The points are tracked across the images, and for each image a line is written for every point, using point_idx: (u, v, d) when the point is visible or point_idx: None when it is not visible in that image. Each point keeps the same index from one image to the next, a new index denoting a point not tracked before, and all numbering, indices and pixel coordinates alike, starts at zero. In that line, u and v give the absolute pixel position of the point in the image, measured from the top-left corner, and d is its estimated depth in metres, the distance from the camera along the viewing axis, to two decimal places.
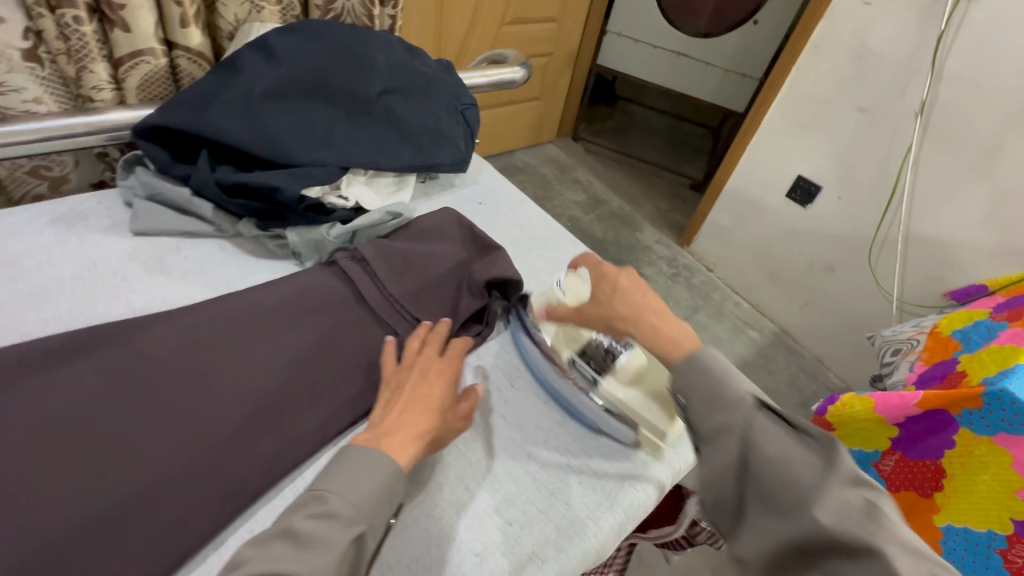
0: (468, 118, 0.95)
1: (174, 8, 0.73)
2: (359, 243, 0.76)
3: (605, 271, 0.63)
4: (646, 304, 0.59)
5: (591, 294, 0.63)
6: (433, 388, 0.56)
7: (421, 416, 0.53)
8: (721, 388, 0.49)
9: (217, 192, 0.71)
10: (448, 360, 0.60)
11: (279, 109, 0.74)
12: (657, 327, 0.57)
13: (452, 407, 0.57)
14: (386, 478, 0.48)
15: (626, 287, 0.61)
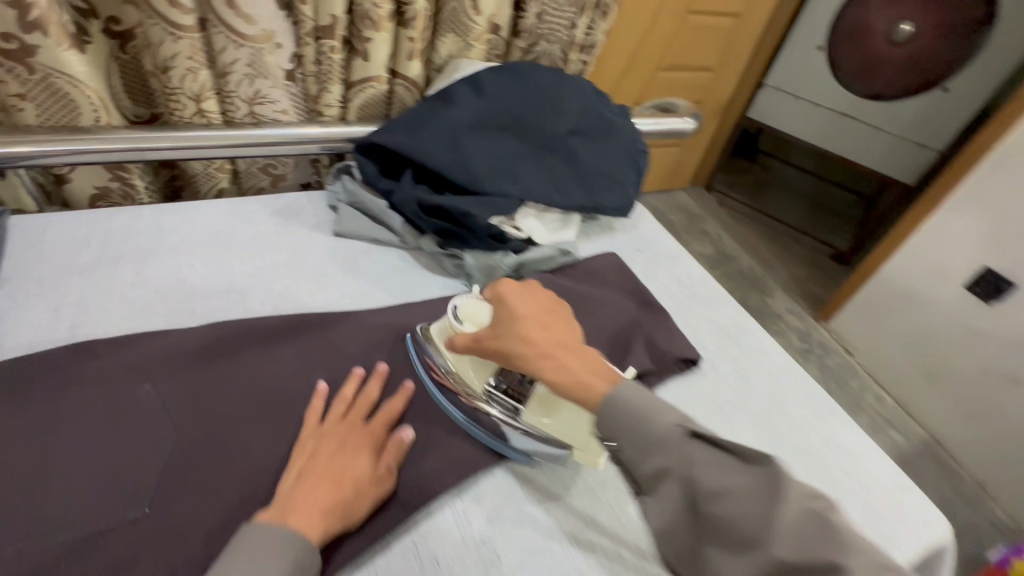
0: (640, 164, 0.94)
1: (407, 43, 0.82)
2: (528, 275, 0.78)
3: (502, 292, 0.59)
4: (548, 340, 0.54)
5: (495, 327, 0.57)
6: (354, 460, 0.52)
7: (325, 489, 0.49)
8: (646, 428, 0.45)
9: (415, 209, 0.77)
10: (371, 425, 0.56)
11: (477, 139, 0.79)
12: (580, 373, 0.52)
13: (371, 475, 0.52)
14: (297, 554, 0.44)
15: (522, 315, 0.57)
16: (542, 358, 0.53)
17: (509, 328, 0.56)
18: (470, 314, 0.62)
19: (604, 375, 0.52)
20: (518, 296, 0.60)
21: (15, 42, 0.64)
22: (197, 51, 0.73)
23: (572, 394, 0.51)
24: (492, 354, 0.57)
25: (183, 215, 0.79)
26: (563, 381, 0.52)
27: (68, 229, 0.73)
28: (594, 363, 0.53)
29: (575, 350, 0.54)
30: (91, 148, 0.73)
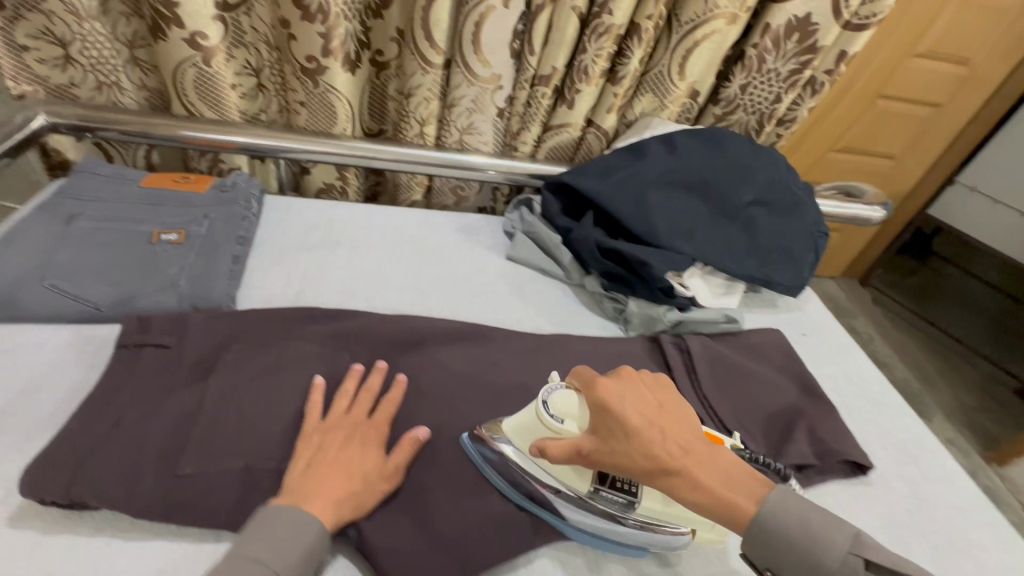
0: (820, 246, 0.89)
1: (611, 98, 0.88)
2: (688, 335, 0.78)
3: (601, 400, 0.49)
4: (674, 455, 0.47)
5: (603, 440, 0.48)
6: (361, 455, 0.53)
7: (339, 480, 0.50)
8: (797, 550, 0.45)
9: (591, 248, 0.80)
10: (374, 422, 0.56)
11: (662, 195, 0.81)
12: (687, 440, 0.49)
13: (381, 467, 0.53)
14: (309, 536, 0.46)
15: (637, 425, 0.47)
16: (668, 476, 0.47)
17: (616, 455, 0.47)
18: (566, 408, 0.52)
19: (745, 491, 0.48)
20: (616, 389, 0.50)
21: (313, 63, 0.81)
22: (436, 85, 0.85)
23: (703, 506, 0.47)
24: (604, 465, 0.48)
25: (388, 216, 0.92)
26: (697, 500, 0.46)
27: (306, 211, 0.88)
28: (727, 470, 0.49)
29: (699, 463, 0.48)
30: (336, 149, 0.89)
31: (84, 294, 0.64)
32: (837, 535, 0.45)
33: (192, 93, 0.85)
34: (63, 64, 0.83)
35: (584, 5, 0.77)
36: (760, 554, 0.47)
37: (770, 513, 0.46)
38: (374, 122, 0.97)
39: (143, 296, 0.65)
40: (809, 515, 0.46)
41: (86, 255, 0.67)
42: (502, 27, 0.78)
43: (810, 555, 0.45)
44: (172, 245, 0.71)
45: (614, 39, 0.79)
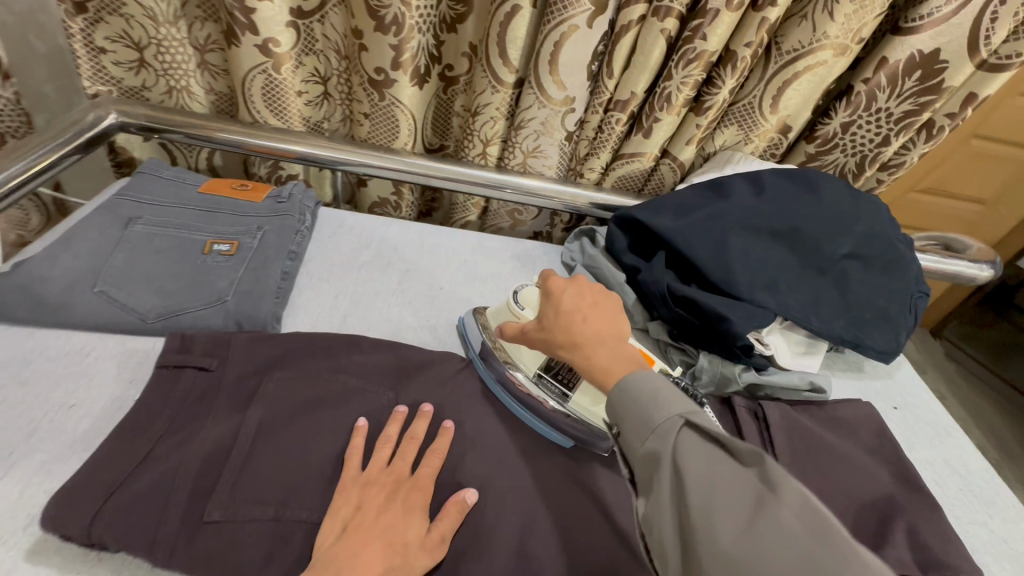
0: (918, 308, 0.78)
1: (692, 129, 0.80)
2: (764, 400, 0.70)
3: (548, 288, 0.55)
4: (593, 334, 0.50)
5: (542, 321, 0.54)
6: (405, 522, 0.47)
7: (376, 552, 0.44)
8: (649, 414, 0.42)
9: (660, 294, 0.72)
10: (420, 479, 0.51)
11: (745, 240, 0.73)
12: (604, 330, 0.51)
13: (424, 539, 0.47)
14: None
15: (569, 310, 0.52)
16: (576, 351, 0.50)
17: (553, 325, 0.52)
18: (529, 300, 0.63)
19: (630, 364, 0.48)
20: (564, 286, 0.55)
21: (381, 75, 0.78)
22: (504, 104, 0.80)
23: (593, 380, 0.48)
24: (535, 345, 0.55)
25: (442, 237, 0.87)
26: (592, 370, 0.48)
27: (359, 228, 0.85)
28: (621, 352, 0.49)
29: (609, 342, 0.49)
30: (395, 163, 0.85)
31: (132, 304, 0.62)
32: (672, 408, 0.42)
33: (257, 100, 0.83)
34: (136, 67, 0.83)
35: (675, 28, 0.71)
36: (622, 417, 0.43)
37: (642, 380, 0.44)
38: (435, 137, 0.94)
39: (190, 310, 0.63)
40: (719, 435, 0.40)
41: (139, 262, 0.65)
42: (584, 48, 0.72)
43: (648, 411, 0.42)
44: (224, 257, 0.69)
45: (706, 66, 0.72)
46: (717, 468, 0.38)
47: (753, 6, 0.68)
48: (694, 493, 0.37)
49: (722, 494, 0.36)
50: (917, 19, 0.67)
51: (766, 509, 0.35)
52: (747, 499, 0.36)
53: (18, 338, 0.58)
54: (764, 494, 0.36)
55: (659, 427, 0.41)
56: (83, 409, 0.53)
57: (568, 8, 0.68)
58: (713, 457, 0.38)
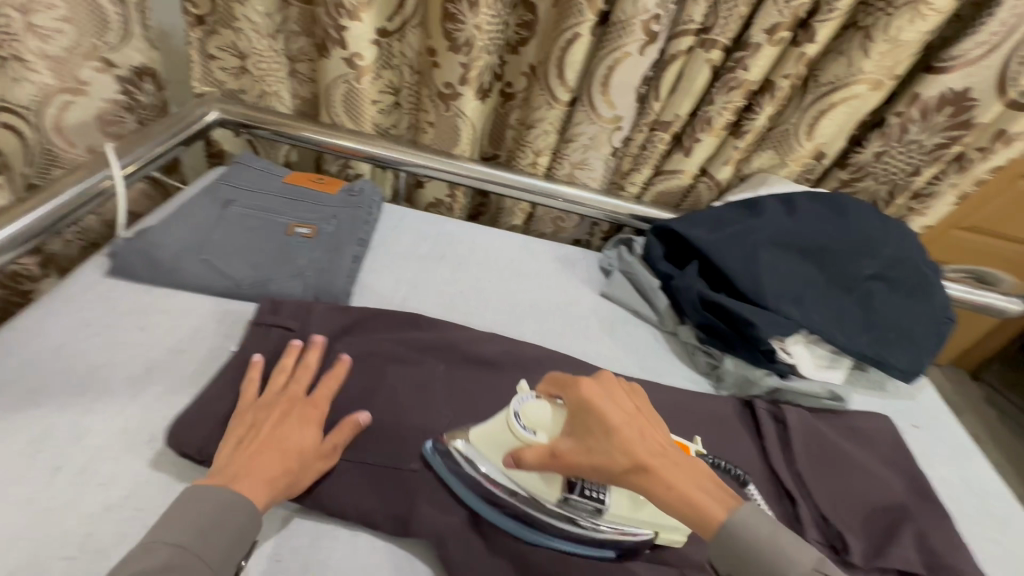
0: (945, 334, 0.81)
1: (731, 150, 0.87)
2: (785, 404, 0.74)
3: (585, 399, 0.50)
4: (650, 453, 0.48)
5: (581, 439, 0.50)
6: (298, 433, 0.53)
7: (273, 459, 0.51)
8: (781, 564, 0.43)
9: (692, 299, 0.78)
10: (311, 402, 0.57)
11: (775, 255, 0.78)
12: (674, 473, 0.48)
13: (317, 447, 0.54)
14: (241, 517, 0.46)
15: (622, 431, 0.49)
16: (648, 476, 0.47)
17: (604, 448, 0.48)
18: (540, 422, 0.54)
19: (694, 482, 0.48)
20: (604, 397, 0.51)
21: (449, 89, 0.88)
22: (557, 120, 0.89)
23: (676, 512, 0.47)
24: (579, 467, 0.49)
25: (491, 237, 0.95)
26: (665, 496, 0.47)
27: (417, 223, 0.94)
28: (681, 465, 0.49)
29: (667, 460, 0.49)
30: (455, 168, 0.94)
31: (228, 272, 0.72)
32: (802, 554, 0.44)
33: (338, 105, 0.94)
34: (238, 72, 0.95)
35: (719, 59, 0.78)
36: (728, 556, 0.45)
37: (749, 521, 0.46)
38: (490, 146, 1.03)
39: (275, 281, 0.72)
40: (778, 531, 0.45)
41: (234, 237, 0.75)
42: (635, 73, 0.80)
43: (770, 564, 0.44)
44: (304, 239, 0.78)
45: (747, 93, 0.78)
46: (788, 554, 0.44)
47: (792, 43, 0.74)
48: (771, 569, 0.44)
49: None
50: (949, 61, 0.72)
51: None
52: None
53: (137, 292, 0.69)
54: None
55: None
56: (190, 355, 0.63)
57: (623, 38, 0.76)
58: (812, 566, 0.44)
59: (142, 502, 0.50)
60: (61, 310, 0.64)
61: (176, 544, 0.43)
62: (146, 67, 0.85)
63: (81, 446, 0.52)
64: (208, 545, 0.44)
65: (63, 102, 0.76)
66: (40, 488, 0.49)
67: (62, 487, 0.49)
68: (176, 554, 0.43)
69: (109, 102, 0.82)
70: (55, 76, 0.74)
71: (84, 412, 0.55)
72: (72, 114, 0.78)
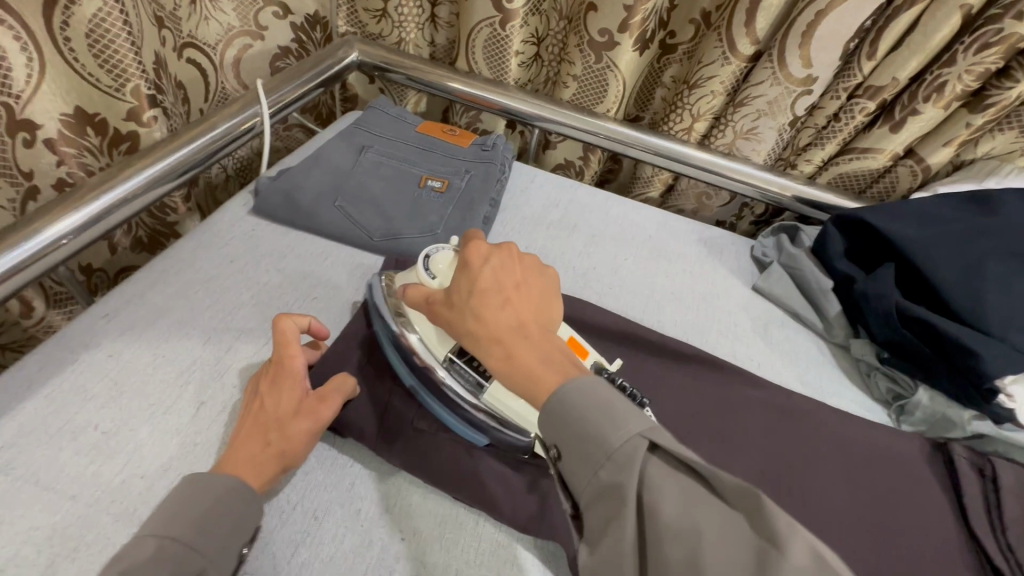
0: None
1: (960, 129, 0.68)
2: (996, 458, 0.58)
3: (464, 261, 0.45)
4: (508, 326, 0.40)
5: (449, 302, 0.44)
6: (278, 402, 0.45)
7: (261, 422, 0.43)
8: (602, 434, 0.33)
9: (885, 311, 0.63)
10: (290, 340, 0.48)
11: (1012, 268, 0.61)
12: (523, 318, 0.41)
13: (297, 406, 0.45)
14: (229, 498, 0.39)
15: (483, 291, 0.42)
16: (495, 347, 0.40)
17: (464, 306, 0.42)
18: (439, 266, 0.51)
19: (556, 368, 0.38)
20: (489, 258, 0.45)
21: (605, 37, 0.77)
22: (731, 78, 0.75)
23: (517, 388, 0.38)
24: (441, 324, 0.45)
25: (628, 209, 0.85)
26: (510, 374, 0.39)
27: (547, 187, 0.86)
28: (549, 349, 0.39)
29: (532, 340, 0.40)
30: (594, 127, 0.84)
31: (362, 222, 0.69)
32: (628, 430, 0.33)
33: (479, 51, 0.87)
34: (379, 16, 0.91)
35: (978, 4, 0.60)
36: (557, 431, 0.35)
37: (586, 390, 0.35)
38: (635, 107, 0.91)
39: (407, 235, 0.69)
40: (616, 402, 0.34)
41: (369, 186, 0.73)
42: (853, 20, 0.64)
43: (599, 435, 0.33)
44: (435, 193, 0.74)
45: (1009, 52, 0.60)
46: (702, 513, 0.30)
47: None
48: (690, 550, 0.28)
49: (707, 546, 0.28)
50: None
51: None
52: (741, 558, 0.28)
53: (277, 234, 0.68)
54: (757, 543, 0.28)
55: (615, 454, 0.32)
56: (323, 303, 0.62)
57: None
58: (688, 495, 0.30)
59: None
60: (210, 244, 0.65)
61: (170, 536, 0.36)
62: (318, 15, 0.92)
63: (223, 382, 0.51)
64: (216, 535, 0.37)
65: (243, 44, 0.83)
66: (186, 420, 0.48)
67: (207, 420, 0.48)
68: (184, 552, 0.35)
69: (284, 50, 0.90)
70: (238, 18, 0.80)
71: (225, 348, 0.54)
72: (251, 57, 0.85)
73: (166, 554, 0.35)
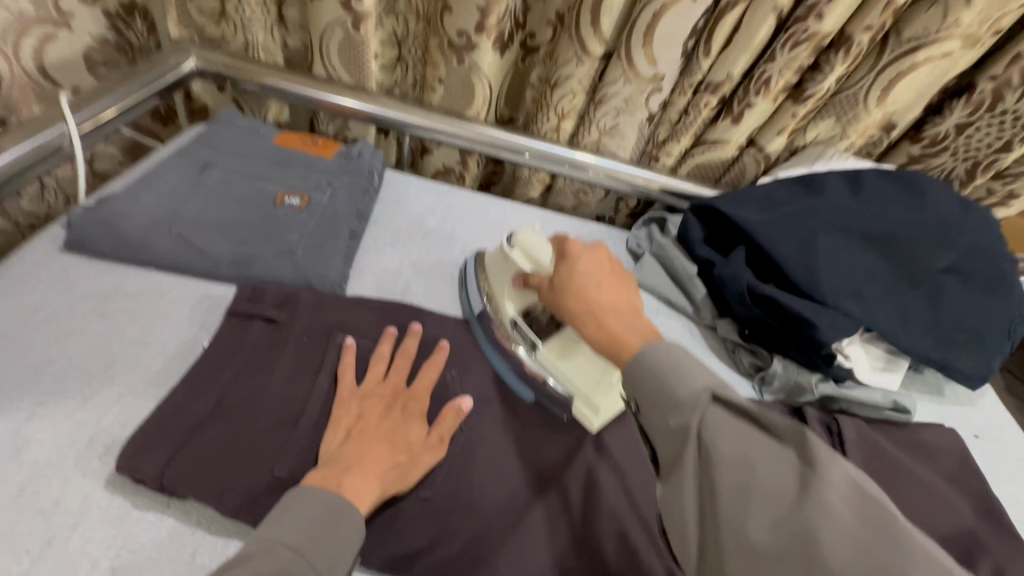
0: (1017, 333, 0.70)
1: (786, 118, 0.75)
2: (839, 413, 0.65)
3: (564, 250, 0.54)
4: (603, 300, 0.49)
5: (553, 286, 0.53)
6: (406, 426, 0.50)
7: (382, 452, 0.47)
8: (671, 386, 0.41)
9: (739, 291, 0.68)
10: (394, 385, 0.53)
11: (840, 242, 0.68)
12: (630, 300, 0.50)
13: (423, 441, 0.50)
14: (351, 529, 0.41)
15: (583, 276, 0.51)
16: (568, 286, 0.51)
17: (558, 267, 0.53)
18: (522, 241, 0.60)
19: (635, 327, 0.47)
20: (583, 253, 0.53)
21: (462, 39, 0.75)
22: (587, 78, 0.76)
23: (602, 346, 0.47)
24: (547, 300, 0.54)
25: (505, 210, 0.85)
26: (598, 335, 0.47)
27: (421, 195, 0.83)
28: (640, 324, 0.47)
29: (627, 315, 0.48)
30: (464, 131, 0.82)
31: (205, 249, 0.62)
32: (696, 388, 0.40)
33: (333, 54, 0.82)
34: (218, 18, 0.84)
35: (787, 6, 0.66)
36: (635, 385, 0.43)
37: (653, 350, 0.43)
38: (507, 108, 0.91)
39: (260, 260, 0.62)
40: (689, 363, 0.42)
41: (214, 209, 0.65)
42: (684, 21, 0.68)
43: (670, 387, 0.41)
44: (294, 211, 0.68)
45: (815, 49, 0.67)
46: (754, 449, 0.37)
47: None
48: (744, 478, 0.36)
49: (822, 533, 0.32)
50: None
51: (814, 484, 0.34)
52: (789, 483, 0.35)
53: (99, 271, 0.59)
54: (799, 467, 0.36)
55: (682, 403, 0.40)
56: (157, 347, 0.54)
57: None
58: (742, 435, 0.38)
59: (94, 527, 0.42)
60: (6, 291, 0.55)
61: (291, 543, 0.39)
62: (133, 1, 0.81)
63: (20, 460, 0.44)
64: (326, 542, 0.40)
65: (46, 34, 0.72)
66: None
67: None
68: (294, 559, 0.38)
69: (96, 40, 0.79)
70: (33, 3, 0.69)
71: (26, 418, 0.46)
72: (54, 49, 0.74)
73: (291, 563, 0.38)
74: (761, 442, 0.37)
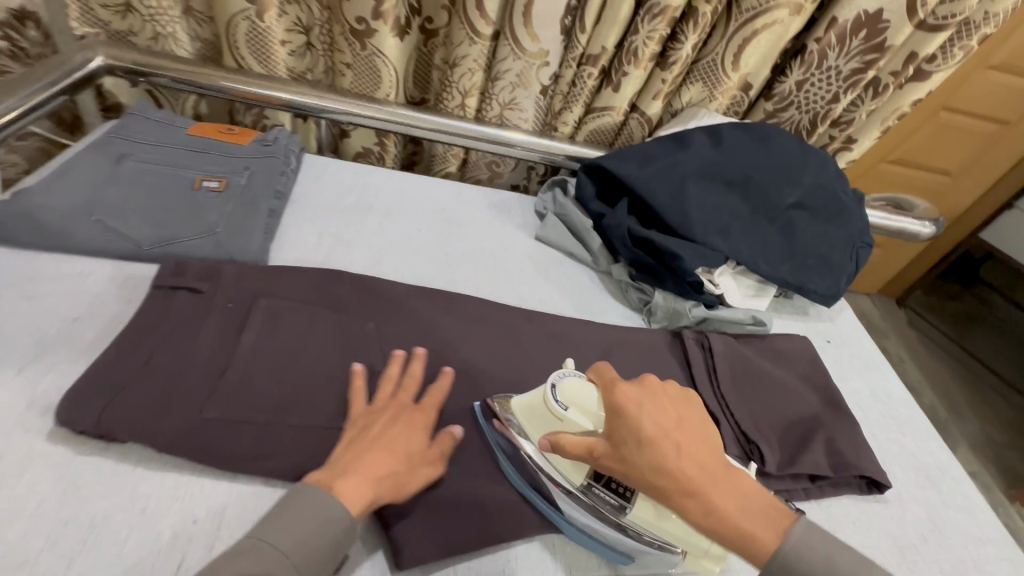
0: (859, 257, 0.83)
1: (658, 84, 0.86)
2: (711, 332, 0.76)
3: (615, 406, 0.47)
4: (699, 475, 0.45)
5: (620, 457, 0.46)
6: (407, 435, 0.53)
7: (382, 459, 0.49)
8: (760, 528, 0.44)
9: (623, 236, 0.79)
10: (398, 402, 0.56)
11: (705, 188, 0.79)
12: (687, 436, 0.46)
13: (423, 450, 0.53)
14: (338, 524, 0.44)
15: (658, 439, 0.45)
16: (660, 465, 0.45)
17: (641, 455, 0.45)
18: (572, 397, 0.51)
19: (753, 509, 0.45)
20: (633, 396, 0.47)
21: (362, 25, 0.81)
22: (482, 56, 0.84)
23: (730, 541, 0.44)
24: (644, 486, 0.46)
25: (422, 184, 0.92)
26: (718, 530, 0.44)
27: (340, 174, 0.88)
28: (738, 485, 0.46)
29: (721, 481, 0.45)
30: (374, 111, 0.88)
31: (127, 231, 0.66)
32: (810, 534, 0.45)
33: (241, 45, 0.86)
34: (123, 12, 0.86)
35: None
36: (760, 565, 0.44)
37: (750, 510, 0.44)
38: (417, 89, 0.98)
39: (182, 237, 0.67)
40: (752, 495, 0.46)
41: (134, 194, 0.69)
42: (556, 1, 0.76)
43: None
44: (212, 193, 0.73)
45: (670, 21, 0.77)
46: (815, 551, 0.44)
47: None
48: None
49: None
50: None
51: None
52: (820, 566, 0.44)
53: (22, 258, 0.63)
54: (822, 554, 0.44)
55: (769, 522, 0.45)
56: (87, 321, 0.59)
57: None
58: (791, 527, 0.45)
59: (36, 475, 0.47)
60: None
61: (281, 548, 0.42)
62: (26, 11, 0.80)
63: None
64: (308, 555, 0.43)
65: None
66: None
67: None
68: (280, 562, 0.42)
69: None
70: None
71: None
72: None
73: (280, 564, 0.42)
74: (811, 540, 0.45)
